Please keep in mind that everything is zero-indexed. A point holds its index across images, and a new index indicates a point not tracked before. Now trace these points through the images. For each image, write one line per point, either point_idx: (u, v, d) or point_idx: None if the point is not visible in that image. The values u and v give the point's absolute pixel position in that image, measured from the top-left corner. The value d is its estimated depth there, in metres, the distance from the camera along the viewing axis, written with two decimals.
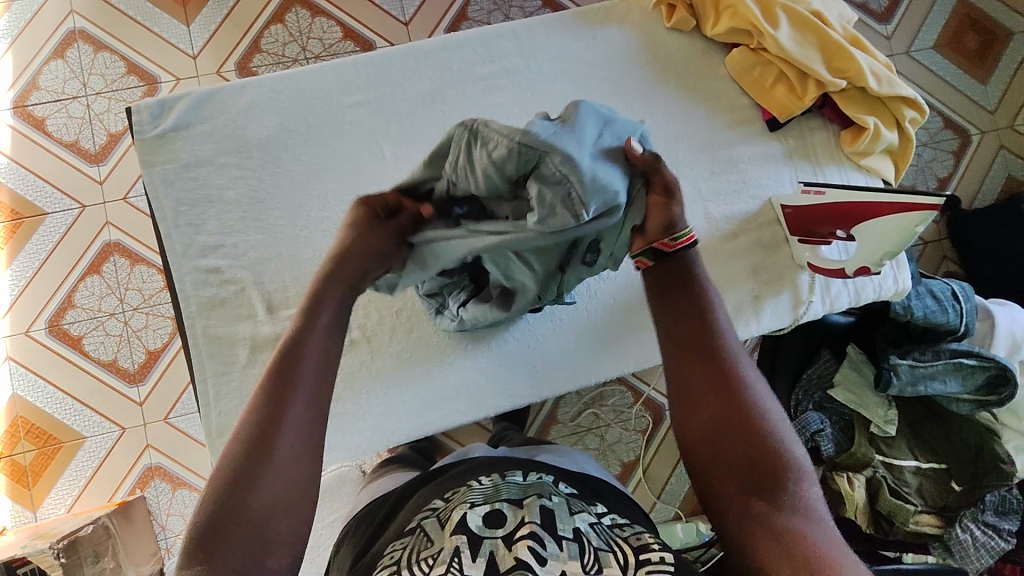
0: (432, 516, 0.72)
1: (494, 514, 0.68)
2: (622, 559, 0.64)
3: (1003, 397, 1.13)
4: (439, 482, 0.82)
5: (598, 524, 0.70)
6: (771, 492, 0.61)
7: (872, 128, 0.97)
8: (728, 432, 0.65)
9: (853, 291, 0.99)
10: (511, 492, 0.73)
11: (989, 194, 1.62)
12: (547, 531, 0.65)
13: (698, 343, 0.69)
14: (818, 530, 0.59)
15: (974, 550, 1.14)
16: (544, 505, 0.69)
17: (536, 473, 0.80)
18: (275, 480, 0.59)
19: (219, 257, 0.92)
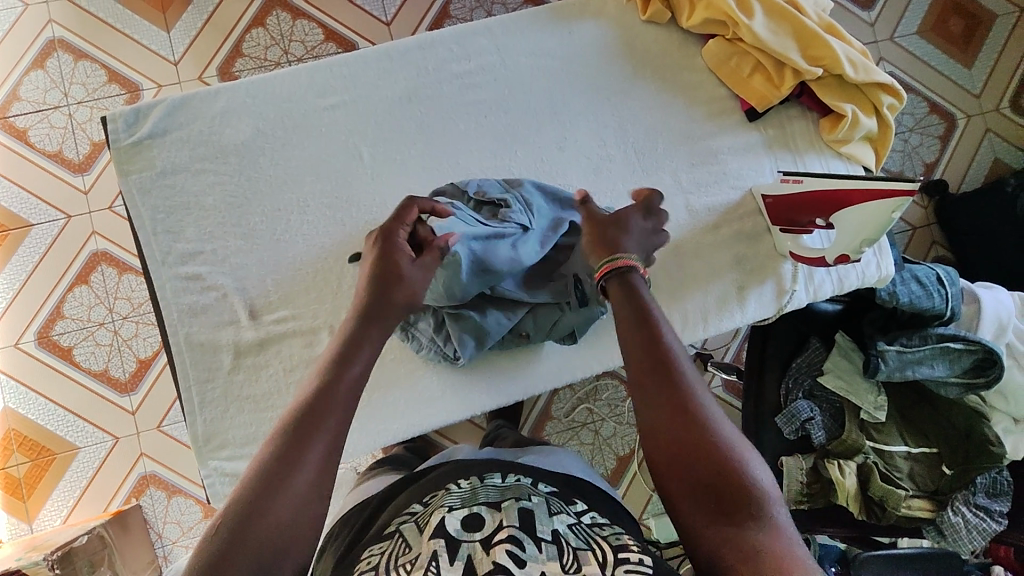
0: (410, 520, 0.72)
1: (472, 517, 0.68)
2: (601, 556, 0.65)
3: (991, 378, 1.13)
4: (424, 483, 0.83)
5: (577, 523, 0.70)
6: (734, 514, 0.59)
7: (850, 115, 0.97)
8: (688, 452, 0.63)
9: (836, 279, 0.99)
10: (490, 495, 0.73)
11: (976, 178, 1.63)
12: (525, 534, 0.66)
13: (653, 364, 0.68)
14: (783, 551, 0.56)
15: (966, 532, 1.13)
16: (522, 508, 0.70)
17: (515, 475, 0.80)
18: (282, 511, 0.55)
19: (199, 264, 0.92)
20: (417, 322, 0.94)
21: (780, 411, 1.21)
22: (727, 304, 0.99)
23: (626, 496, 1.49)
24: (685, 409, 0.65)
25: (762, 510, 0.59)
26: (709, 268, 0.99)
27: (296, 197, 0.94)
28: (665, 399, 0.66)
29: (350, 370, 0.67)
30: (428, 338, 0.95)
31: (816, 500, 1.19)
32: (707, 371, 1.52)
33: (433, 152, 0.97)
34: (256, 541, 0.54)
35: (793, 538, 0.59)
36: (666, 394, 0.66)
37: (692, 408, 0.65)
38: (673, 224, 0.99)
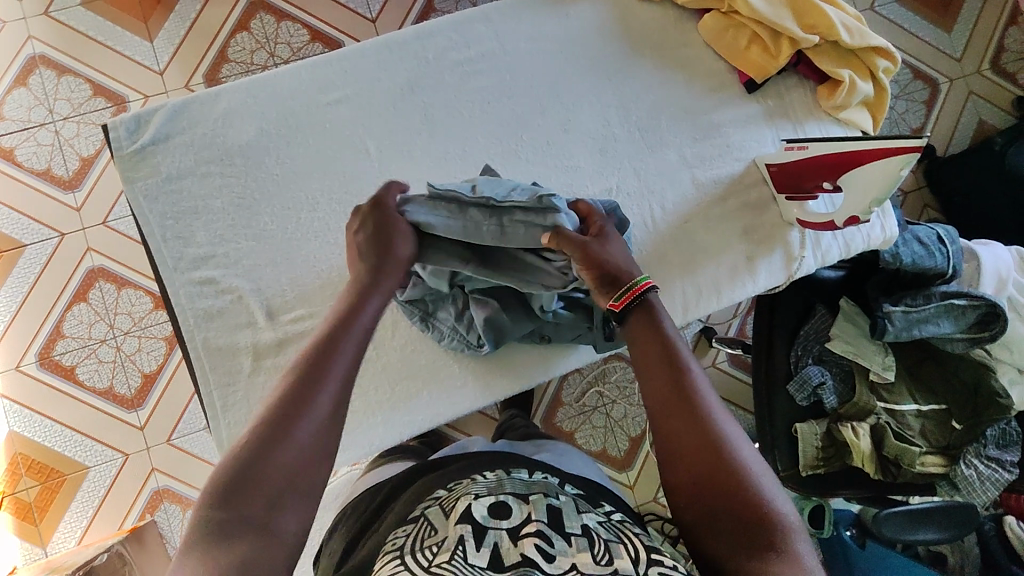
0: (435, 504, 0.73)
1: (499, 506, 0.69)
2: (633, 554, 0.64)
3: (995, 332, 1.14)
4: (449, 470, 0.83)
5: (607, 521, 0.71)
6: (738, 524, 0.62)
7: (848, 80, 0.98)
8: (697, 464, 0.66)
9: (842, 243, 1.01)
10: (516, 487, 0.75)
11: (962, 140, 1.67)
12: (554, 528, 0.66)
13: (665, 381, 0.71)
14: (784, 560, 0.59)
15: (980, 484, 1.17)
16: (550, 503, 0.71)
17: (542, 473, 0.81)
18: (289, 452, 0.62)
19: (212, 268, 0.91)
20: (437, 312, 0.95)
21: (791, 378, 1.23)
22: (738, 275, 1.00)
23: (640, 477, 1.51)
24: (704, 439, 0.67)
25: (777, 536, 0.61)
26: (717, 239, 1.00)
27: (305, 194, 0.94)
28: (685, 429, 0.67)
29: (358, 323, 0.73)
30: (446, 324, 0.95)
31: (832, 463, 1.21)
32: (712, 347, 1.54)
33: (439, 141, 0.97)
34: (269, 479, 0.60)
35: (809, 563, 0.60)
36: (687, 424, 0.67)
37: (699, 421, 0.67)
38: (680, 199, 1.00)
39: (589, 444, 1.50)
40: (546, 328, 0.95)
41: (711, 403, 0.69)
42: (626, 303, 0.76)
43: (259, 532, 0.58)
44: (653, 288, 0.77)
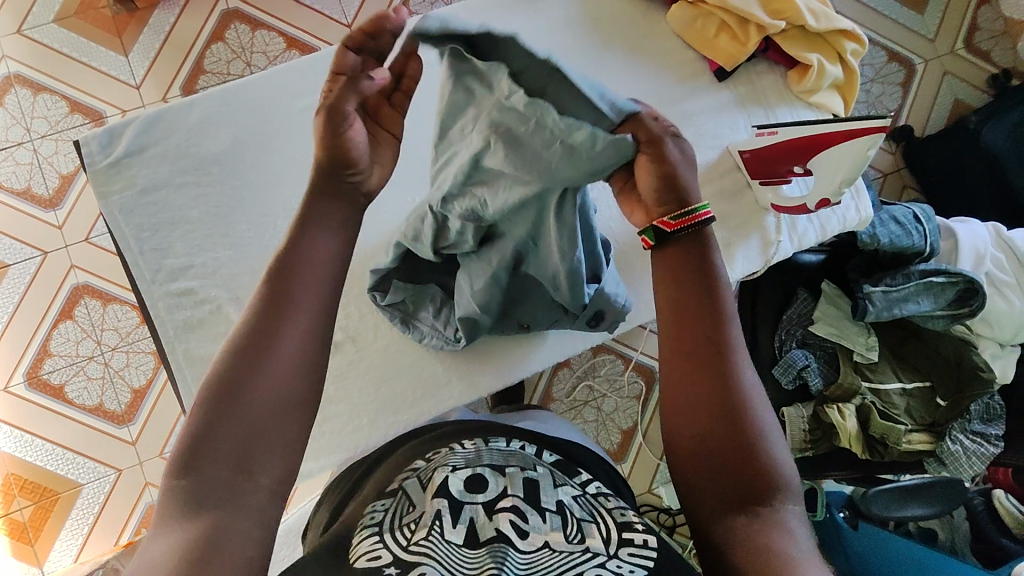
0: (413, 476, 0.73)
1: (475, 478, 0.70)
2: (605, 532, 0.65)
3: (975, 307, 1.16)
4: (426, 438, 0.83)
5: (582, 494, 0.71)
6: (745, 491, 0.55)
7: (816, 64, 0.99)
8: (715, 415, 0.57)
9: (818, 226, 1.02)
10: (493, 458, 0.74)
11: (938, 121, 1.69)
12: (529, 504, 0.67)
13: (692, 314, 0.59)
14: (789, 538, 0.54)
15: (966, 459, 1.17)
16: (526, 477, 0.71)
17: (518, 442, 0.81)
18: (258, 399, 0.52)
19: (190, 278, 0.91)
20: (417, 312, 0.95)
21: (776, 363, 1.26)
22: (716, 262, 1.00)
23: (633, 467, 1.52)
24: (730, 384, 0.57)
25: (776, 503, 0.55)
26: None
27: (282, 201, 0.94)
28: (710, 368, 0.57)
29: (322, 244, 0.58)
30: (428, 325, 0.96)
31: (820, 445, 1.24)
32: None
33: None
34: (229, 436, 0.51)
35: (804, 539, 0.55)
36: (706, 368, 0.57)
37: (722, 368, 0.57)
38: None
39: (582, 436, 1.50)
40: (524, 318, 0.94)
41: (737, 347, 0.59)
42: (681, 230, 0.59)
43: (230, 499, 0.49)
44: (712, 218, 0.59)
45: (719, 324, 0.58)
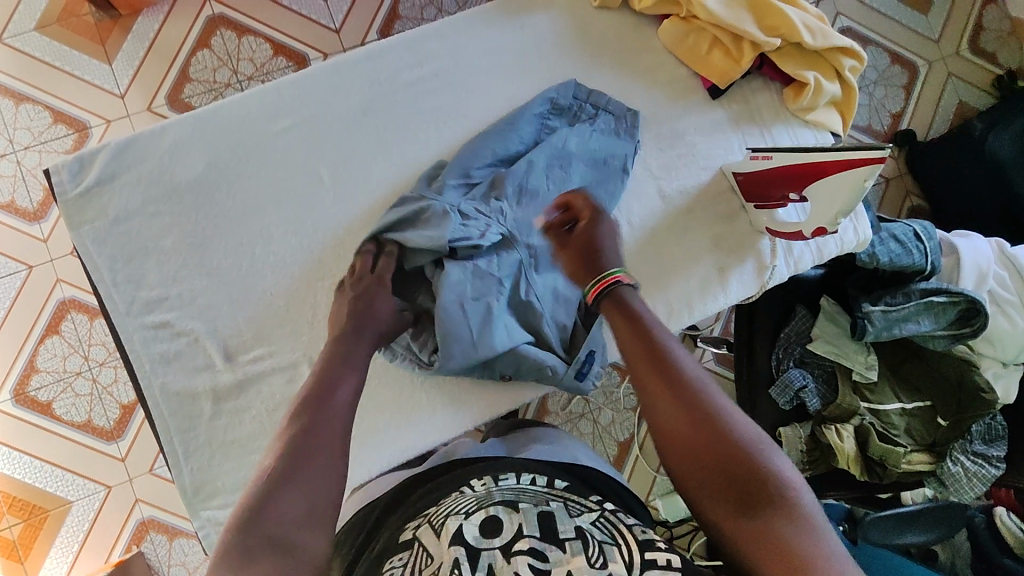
0: (425, 522, 0.70)
1: (490, 519, 0.66)
2: (627, 556, 0.63)
3: (976, 328, 1.13)
4: (437, 480, 0.79)
5: (599, 517, 0.68)
6: (745, 499, 0.62)
7: (813, 82, 0.95)
8: (698, 443, 0.66)
9: (815, 249, 0.98)
10: (504, 495, 0.71)
11: (942, 125, 1.64)
12: (548, 542, 0.64)
13: (656, 364, 0.71)
14: (797, 530, 0.59)
15: (966, 480, 1.15)
16: (541, 511, 0.68)
17: (530, 475, 0.77)
18: (313, 476, 0.63)
19: (166, 310, 0.88)
20: (394, 334, 0.89)
21: (773, 383, 1.21)
22: (710, 287, 0.98)
23: (631, 481, 1.49)
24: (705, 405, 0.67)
25: (776, 498, 0.61)
26: (688, 253, 0.98)
27: (258, 229, 0.91)
28: (683, 398, 0.68)
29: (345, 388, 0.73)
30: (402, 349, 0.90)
31: (818, 466, 1.22)
32: (697, 346, 1.54)
33: (395, 163, 0.94)
34: (285, 511, 0.60)
35: (819, 524, 0.60)
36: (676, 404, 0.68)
37: (691, 400, 0.68)
38: (643, 212, 0.98)
39: None
40: (507, 368, 0.90)
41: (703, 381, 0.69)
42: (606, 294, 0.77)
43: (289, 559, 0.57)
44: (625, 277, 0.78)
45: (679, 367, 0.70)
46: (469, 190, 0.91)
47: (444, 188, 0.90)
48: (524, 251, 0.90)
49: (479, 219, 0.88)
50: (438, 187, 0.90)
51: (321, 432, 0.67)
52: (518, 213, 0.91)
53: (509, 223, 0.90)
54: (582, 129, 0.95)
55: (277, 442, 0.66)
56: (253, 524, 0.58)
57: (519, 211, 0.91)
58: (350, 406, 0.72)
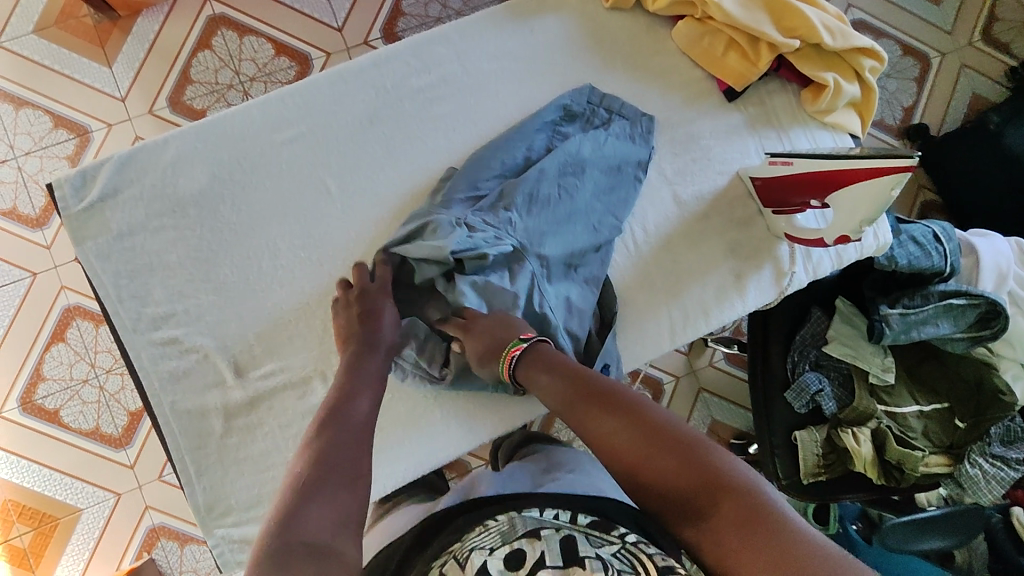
0: (450, 559, 0.69)
1: (514, 553, 0.66)
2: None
3: (996, 330, 1.11)
4: (461, 515, 0.78)
5: (620, 548, 0.67)
6: (701, 512, 0.63)
7: (832, 84, 0.93)
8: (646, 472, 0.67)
9: (834, 254, 0.97)
10: (527, 526, 0.71)
11: (956, 117, 1.61)
12: (568, 569, 0.63)
13: (586, 408, 0.73)
14: (757, 522, 0.59)
15: (985, 483, 1.14)
16: (563, 538, 0.68)
17: (552, 508, 0.76)
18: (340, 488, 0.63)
19: (174, 326, 0.87)
20: (400, 351, 0.87)
21: (789, 386, 1.20)
22: (727, 295, 0.96)
23: None
24: (633, 435, 0.69)
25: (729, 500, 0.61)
26: (704, 260, 0.96)
27: (265, 242, 0.89)
28: (618, 432, 0.70)
29: (359, 405, 0.74)
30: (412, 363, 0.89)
31: (834, 469, 1.19)
32: (708, 346, 1.53)
33: (404, 172, 0.92)
34: (317, 521, 0.59)
35: (777, 512, 0.59)
36: (615, 439, 0.70)
37: (625, 434, 0.69)
38: (659, 218, 0.96)
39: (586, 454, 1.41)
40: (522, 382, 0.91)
41: (635, 407, 0.71)
42: (523, 358, 0.79)
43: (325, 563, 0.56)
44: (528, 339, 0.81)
45: (608, 403, 0.72)
46: (478, 203, 0.88)
47: (452, 203, 0.87)
48: (536, 261, 0.87)
49: (490, 232, 0.85)
50: (447, 200, 0.88)
51: (340, 449, 0.67)
52: (530, 222, 0.88)
53: (520, 234, 0.87)
54: (596, 135, 0.92)
55: (300, 458, 0.66)
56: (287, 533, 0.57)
57: (530, 221, 0.88)
58: (368, 423, 0.73)
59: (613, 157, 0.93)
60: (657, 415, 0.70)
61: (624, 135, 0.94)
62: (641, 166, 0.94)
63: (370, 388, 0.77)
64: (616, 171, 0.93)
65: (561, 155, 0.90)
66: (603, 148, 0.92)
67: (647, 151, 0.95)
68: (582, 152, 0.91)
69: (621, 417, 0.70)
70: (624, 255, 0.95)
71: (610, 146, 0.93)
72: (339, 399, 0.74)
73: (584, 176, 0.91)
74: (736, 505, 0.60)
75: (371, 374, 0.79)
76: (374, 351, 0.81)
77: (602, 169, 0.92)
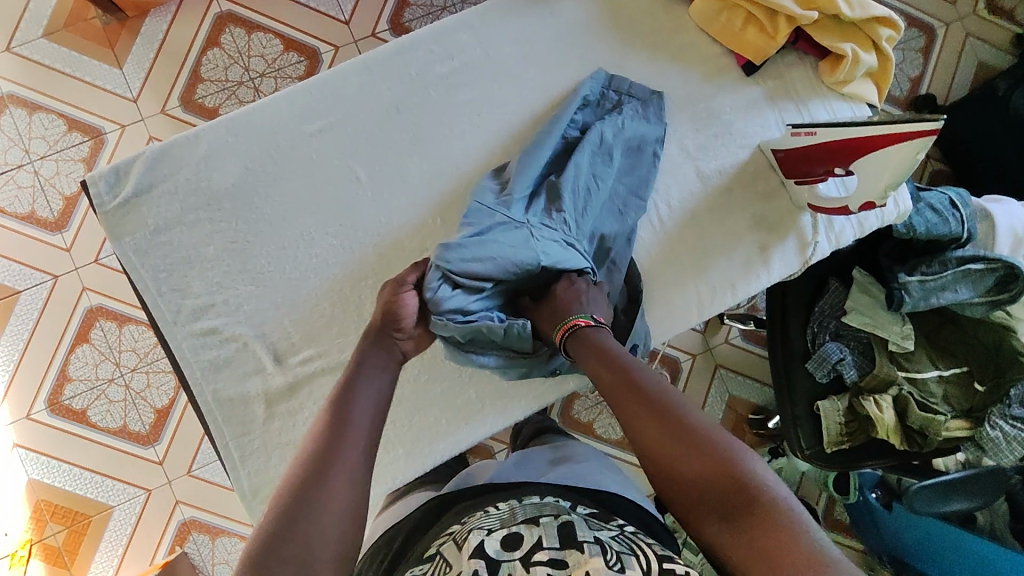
0: (450, 540, 0.72)
1: (511, 535, 0.67)
2: (645, 565, 0.62)
3: (1015, 293, 1.12)
4: (464, 505, 0.81)
5: (618, 535, 0.69)
6: (731, 511, 0.64)
7: (850, 54, 0.94)
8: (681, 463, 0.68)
9: (856, 223, 0.99)
10: (527, 512, 0.73)
11: (963, 86, 1.62)
12: (566, 549, 0.64)
13: (629, 393, 0.74)
14: (788, 534, 0.61)
15: (1006, 444, 1.14)
16: (561, 523, 0.69)
17: (553, 497, 0.78)
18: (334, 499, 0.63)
19: (213, 317, 0.88)
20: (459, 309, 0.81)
21: (809, 357, 1.22)
22: (753, 266, 0.98)
23: None
24: (677, 427, 0.70)
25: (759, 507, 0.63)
26: (727, 234, 0.98)
27: (300, 232, 0.90)
28: (659, 420, 0.71)
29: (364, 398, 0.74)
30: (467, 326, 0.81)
31: (857, 437, 1.21)
32: (724, 323, 1.54)
33: (431, 158, 0.93)
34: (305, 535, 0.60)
35: (804, 528, 0.62)
36: (654, 426, 0.71)
37: (668, 423, 0.70)
38: (683, 193, 0.97)
39: (608, 433, 1.43)
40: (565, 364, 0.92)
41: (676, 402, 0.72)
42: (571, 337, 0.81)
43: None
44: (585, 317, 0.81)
45: (652, 393, 0.74)
46: (532, 203, 0.88)
47: (513, 201, 0.86)
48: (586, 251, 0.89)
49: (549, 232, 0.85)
50: (505, 199, 0.87)
51: (341, 452, 0.67)
52: (579, 219, 0.89)
53: (572, 232, 0.88)
54: (614, 120, 0.93)
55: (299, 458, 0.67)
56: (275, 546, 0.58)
57: (580, 217, 0.89)
58: (372, 421, 0.72)
59: (633, 138, 0.94)
60: (699, 415, 0.72)
61: (640, 115, 0.95)
62: (659, 145, 0.96)
63: (377, 382, 0.77)
64: (636, 151, 0.95)
65: (592, 146, 0.91)
66: (623, 130, 0.93)
67: (659, 129, 0.96)
68: (604, 136, 0.92)
69: (663, 408, 0.72)
70: (651, 231, 0.96)
71: (631, 129, 0.94)
72: (349, 393, 0.74)
73: (610, 160, 0.92)
74: (770, 512, 0.62)
75: (380, 368, 0.78)
76: (383, 345, 0.81)
77: (623, 151, 0.94)
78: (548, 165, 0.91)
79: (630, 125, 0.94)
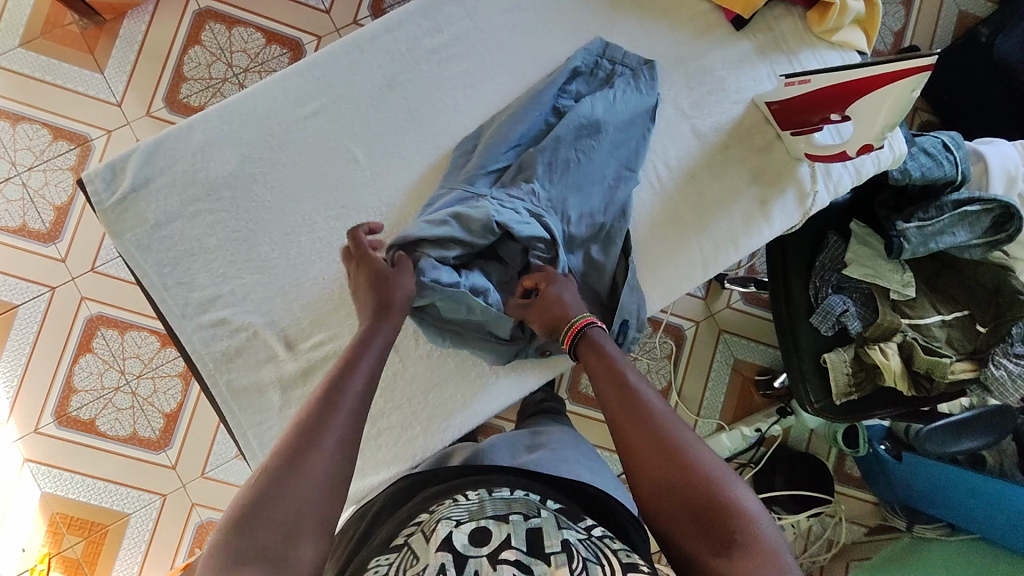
0: (418, 530, 0.69)
1: (480, 529, 0.66)
2: (610, 568, 0.62)
3: (1011, 233, 1.13)
4: (435, 487, 0.79)
5: (587, 538, 0.67)
6: (714, 537, 0.63)
7: (838, 2, 0.95)
8: (670, 480, 0.66)
9: (853, 170, 0.99)
10: (496, 508, 0.71)
11: (946, 34, 1.62)
12: (533, 555, 0.63)
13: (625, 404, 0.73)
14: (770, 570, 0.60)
15: (1011, 383, 1.14)
16: (530, 524, 0.67)
17: (522, 490, 0.76)
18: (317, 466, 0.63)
19: (221, 308, 0.88)
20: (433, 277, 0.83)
21: (814, 311, 1.22)
22: (754, 221, 0.98)
23: None
24: (668, 444, 0.68)
25: (743, 538, 0.62)
26: (728, 189, 0.98)
27: (301, 217, 0.90)
28: (653, 435, 0.69)
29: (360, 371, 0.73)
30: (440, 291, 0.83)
31: (864, 387, 1.22)
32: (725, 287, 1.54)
33: (427, 135, 0.93)
34: (287, 504, 0.60)
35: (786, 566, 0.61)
36: (647, 440, 0.69)
37: (661, 439, 0.69)
38: (680, 151, 0.98)
39: None
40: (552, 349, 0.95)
41: (672, 420, 0.71)
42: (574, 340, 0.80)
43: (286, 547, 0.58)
44: (588, 324, 0.80)
45: (648, 407, 0.72)
46: (501, 176, 0.89)
47: (474, 177, 0.88)
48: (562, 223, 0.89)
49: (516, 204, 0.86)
50: (467, 175, 0.89)
51: (331, 421, 0.66)
52: (551, 190, 0.89)
53: (541, 203, 0.87)
54: (606, 94, 0.93)
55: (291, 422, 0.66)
56: (256, 517, 0.58)
57: (552, 187, 0.89)
58: (365, 394, 0.71)
59: (624, 105, 0.93)
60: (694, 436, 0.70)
61: (634, 84, 0.94)
62: (653, 116, 0.96)
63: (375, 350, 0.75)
64: (627, 121, 0.93)
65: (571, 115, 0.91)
66: (614, 101, 0.92)
67: (649, 94, 0.95)
68: (591, 106, 0.91)
69: (658, 422, 0.70)
70: (651, 193, 0.97)
71: (622, 99, 0.93)
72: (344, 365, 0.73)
73: (597, 130, 0.91)
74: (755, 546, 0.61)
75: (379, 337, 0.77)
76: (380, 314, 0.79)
77: (601, 120, 0.91)
78: (545, 133, 0.92)
79: (623, 94, 0.93)
